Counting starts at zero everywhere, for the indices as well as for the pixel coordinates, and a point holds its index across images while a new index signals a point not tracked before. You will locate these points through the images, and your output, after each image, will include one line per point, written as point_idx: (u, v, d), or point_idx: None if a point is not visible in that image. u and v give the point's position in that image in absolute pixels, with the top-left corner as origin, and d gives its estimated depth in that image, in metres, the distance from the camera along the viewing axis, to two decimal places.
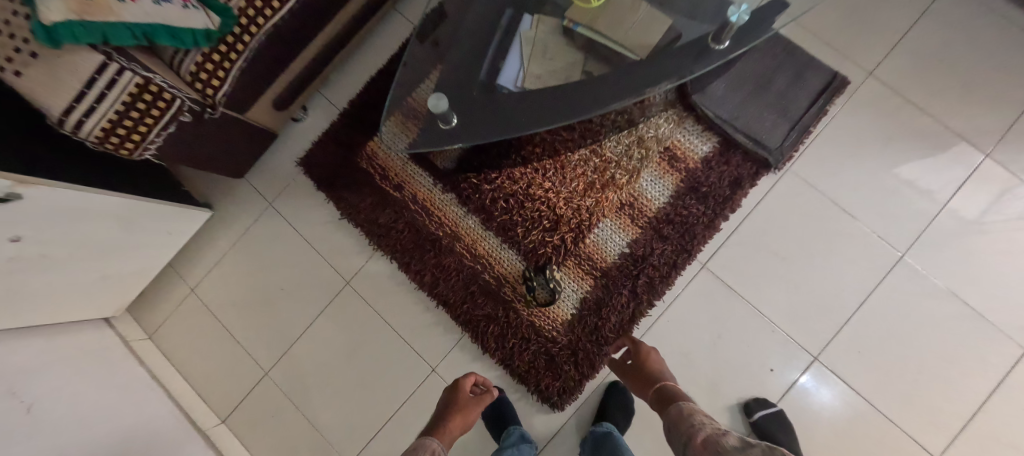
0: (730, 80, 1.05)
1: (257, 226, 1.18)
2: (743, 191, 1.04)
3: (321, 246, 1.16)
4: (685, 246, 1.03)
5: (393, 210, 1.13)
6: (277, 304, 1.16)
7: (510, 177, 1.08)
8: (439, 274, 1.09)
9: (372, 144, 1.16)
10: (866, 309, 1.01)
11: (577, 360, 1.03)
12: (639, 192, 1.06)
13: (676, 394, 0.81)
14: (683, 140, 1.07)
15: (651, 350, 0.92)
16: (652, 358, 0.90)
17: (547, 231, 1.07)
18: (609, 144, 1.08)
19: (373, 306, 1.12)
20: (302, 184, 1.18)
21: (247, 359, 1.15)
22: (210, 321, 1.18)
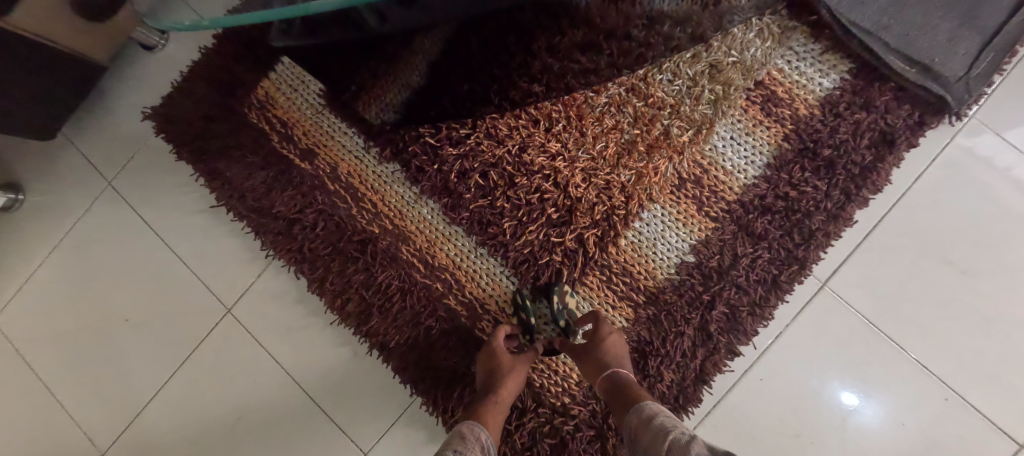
0: None
1: (91, 217, 0.74)
2: (894, 154, 0.60)
3: (187, 249, 0.72)
4: (793, 253, 0.60)
5: (298, 190, 0.68)
6: (118, 343, 0.72)
7: (489, 135, 0.64)
8: (372, 296, 0.65)
9: (267, 82, 0.70)
10: None
11: (603, 447, 0.60)
12: (709, 160, 0.62)
13: (631, 392, 0.48)
14: (788, 68, 0.62)
15: (610, 331, 0.57)
16: (605, 341, 0.55)
17: (553, 226, 0.63)
18: (659, 76, 0.63)
19: (268, 347, 0.69)
20: (158, 148, 0.73)
21: (75, 430, 0.72)
22: (19, 369, 0.74)
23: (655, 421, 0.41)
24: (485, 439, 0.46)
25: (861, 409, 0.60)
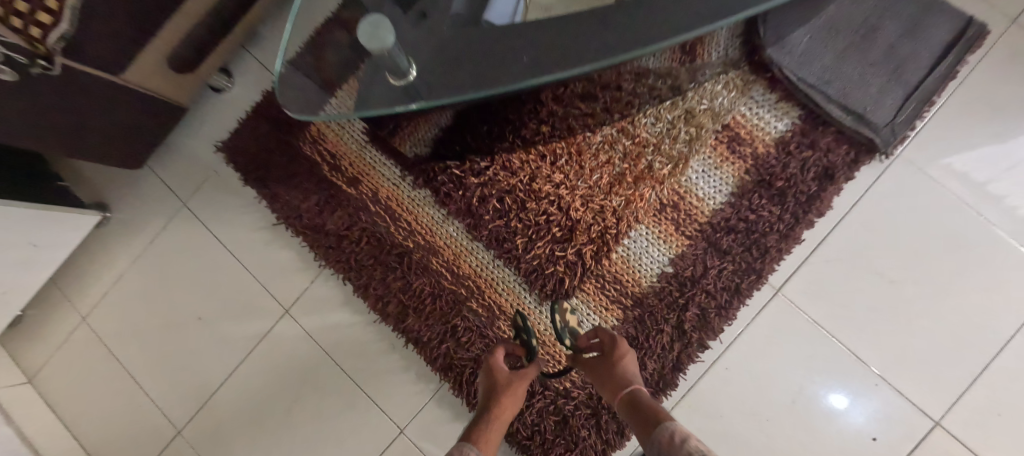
0: (821, 27, 0.74)
1: (169, 232, 0.89)
2: (835, 185, 0.73)
3: (251, 260, 0.86)
4: (752, 265, 0.73)
5: (346, 212, 0.82)
6: (192, 339, 0.86)
7: (504, 166, 0.78)
8: (409, 301, 0.79)
9: (318, 121, 0.85)
10: (1007, 354, 0.72)
11: (598, 422, 0.74)
12: (685, 188, 0.76)
13: (653, 410, 0.54)
14: (749, 114, 0.76)
15: (623, 349, 0.63)
16: (620, 359, 0.61)
17: (557, 243, 0.77)
18: (644, 120, 0.77)
19: (319, 342, 0.83)
20: (226, 175, 0.88)
21: (154, 411, 0.86)
22: (107, 361, 0.88)
23: (684, 445, 0.47)
24: None
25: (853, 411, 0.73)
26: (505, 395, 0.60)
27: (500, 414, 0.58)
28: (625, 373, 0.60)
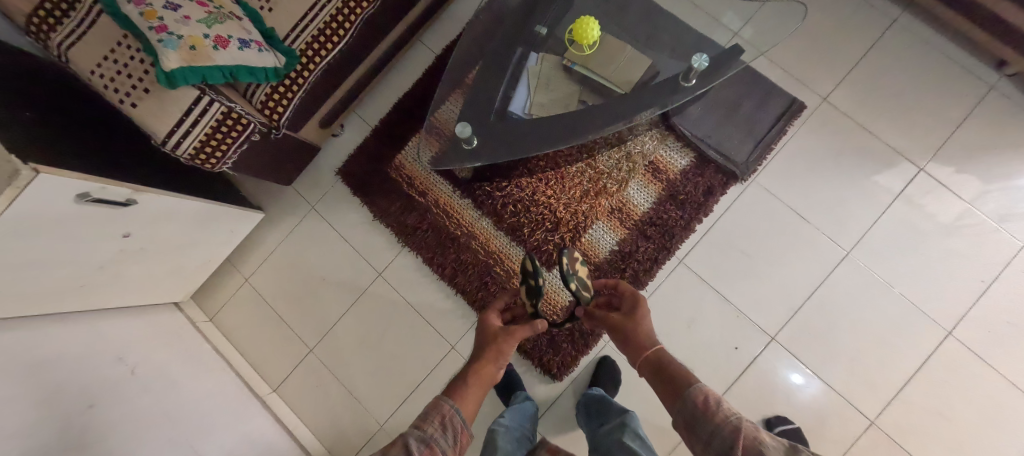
0: (706, 105, 1.25)
1: (303, 225, 1.39)
2: (715, 197, 1.23)
3: (356, 243, 1.36)
4: (666, 245, 1.23)
5: (418, 212, 1.33)
6: (319, 292, 1.36)
7: (517, 185, 1.28)
8: (458, 268, 1.29)
9: (401, 156, 1.36)
10: (818, 298, 1.20)
11: (573, 339, 1.23)
12: (627, 199, 1.26)
13: (682, 374, 0.72)
14: (665, 155, 1.26)
15: (645, 313, 0.84)
16: (643, 320, 0.82)
17: (549, 232, 1.27)
18: (602, 158, 1.27)
19: (401, 294, 1.33)
20: (341, 190, 1.39)
21: (295, 337, 1.36)
22: (263, 306, 1.38)
23: (715, 406, 0.64)
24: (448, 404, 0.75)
25: (804, 384, 1.17)
26: (488, 352, 0.86)
27: (482, 372, 0.83)
28: (644, 334, 0.81)
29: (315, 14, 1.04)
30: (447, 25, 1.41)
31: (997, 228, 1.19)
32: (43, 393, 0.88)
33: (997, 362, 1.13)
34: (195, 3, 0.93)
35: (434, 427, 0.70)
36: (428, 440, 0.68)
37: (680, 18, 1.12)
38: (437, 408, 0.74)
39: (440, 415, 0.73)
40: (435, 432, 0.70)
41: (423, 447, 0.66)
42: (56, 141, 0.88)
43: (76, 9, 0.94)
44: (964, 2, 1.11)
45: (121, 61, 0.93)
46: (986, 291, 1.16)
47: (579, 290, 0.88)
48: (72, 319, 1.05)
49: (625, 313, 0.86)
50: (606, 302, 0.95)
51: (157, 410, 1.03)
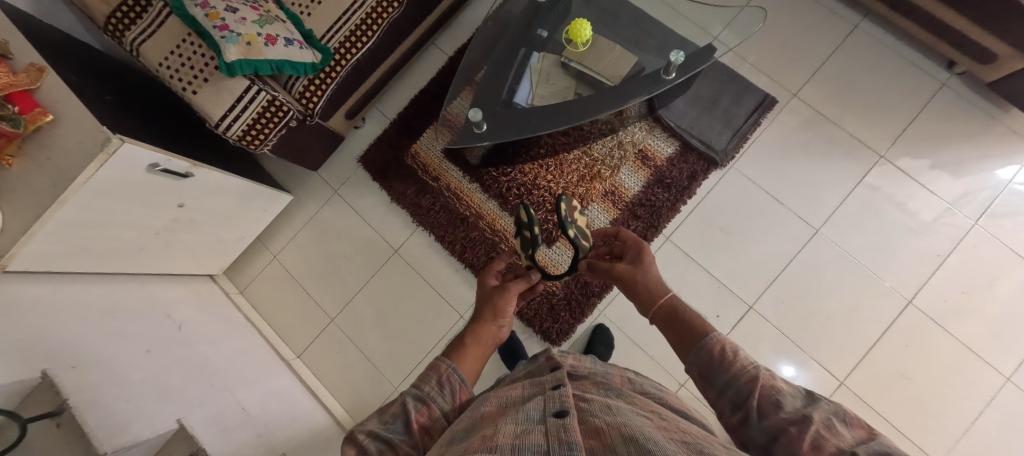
0: (688, 100, 1.42)
1: (327, 208, 1.54)
2: (697, 182, 1.39)
3: (375, 223, 1.51)
4: (653, 223, 1.38)
5: (432, 195, 1.48)
6: (341, 267, 1.51)
7: (521, 171, 1.44)
8: (467, 244, 1.44)
9: (416, 146, 1.52)
10: (790, 271, 1.34)
11: (571, 308, 1.36)
12: (619, 183, 1.41)
13: (698, 325, 0.64)
14: (653, 143, 1.43)
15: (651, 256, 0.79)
16: (650, 265, 0.77)
17: (549, 212, 1.41)
18: (597, 147, 1.43)
19: (415, 269, 1.47)
20: (361, 176, 1.54)
21: (317, 308, 1.49)
22: (289, 281, 1.53)
23: (735, 355, 0.56)
24: (447, 366, 0.66)
25: (794, 377, 1.28)
26: (486, 311, 0.77)
27: (481, 332, 0.74)
28: (655, 282, 0.75)
29: (346, 18, 1.21)
30: (459, 30, 1.58)
31: (952, 210, 1.33)
32: (113, 335, 1.02)
33: (949, 327, 1.27)
34: (249, 7, 1.11)
35: (430, 385, 0.63)
36: (425, 398, 0.61)
37: (666, 23, 1.28)
38: (433, 369, 0.65)
39: (436, 376, 0.64)
40: (432, 391, 0.62)
41: (420, 407, 0.60)
42: (129, 120, 1.03)
43: (148, 11, 1.12)
44: (914, 11, 1.28)
45: (185, 54, 1.10)
46: (942, 264, 1.31)
47: (579, 239, 0.82)
48: (129, 280, 1.20)
49: (631, 261, 0.80)
50: (610, 254, 0.89)
51: (203, 360, 1.16)
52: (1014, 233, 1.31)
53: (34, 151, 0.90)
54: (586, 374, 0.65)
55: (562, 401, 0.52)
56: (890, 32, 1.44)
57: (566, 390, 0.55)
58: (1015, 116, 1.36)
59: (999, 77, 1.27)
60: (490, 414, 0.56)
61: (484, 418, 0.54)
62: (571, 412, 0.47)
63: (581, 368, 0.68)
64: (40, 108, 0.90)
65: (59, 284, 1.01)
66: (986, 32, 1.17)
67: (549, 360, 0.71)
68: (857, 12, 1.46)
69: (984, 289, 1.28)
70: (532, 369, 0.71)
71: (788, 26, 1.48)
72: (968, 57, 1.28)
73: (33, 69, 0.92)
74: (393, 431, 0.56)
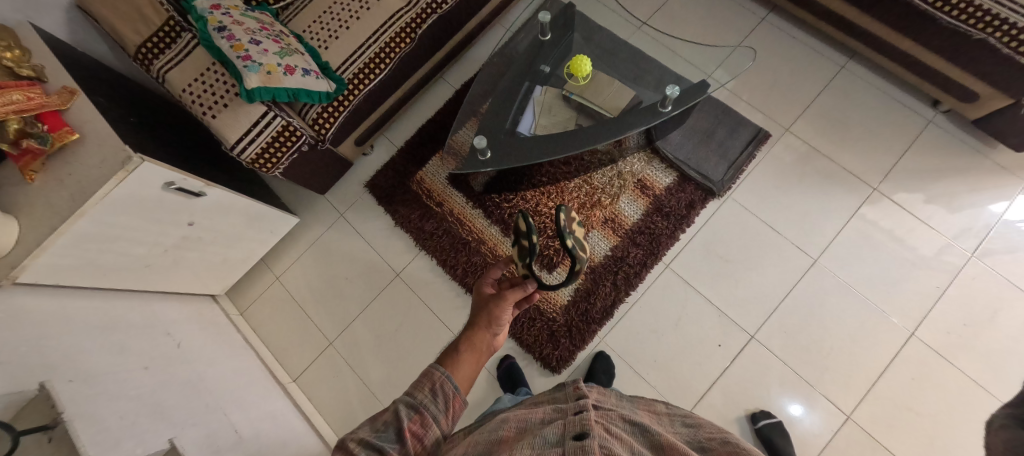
0: (683, 133, 1.50)
1: (331, 231, 1.57)
2: (695, 211, 1.43)
3: (378, 247, 1.53)
4: (653, 251, 1.40)
5: (435, 220, 1.52)
6: (343, 290, 1.51)
7: (522, 198, 1.48)
8: (468, 268, 1.46)
9: (422, 173, 1.57)
10: (790, 300, 1.35)
11: (571, 334, 1.35)
12: (618, 211, 1.45)
13: None
14: (652, 174, 1.48)
15: None
16: None
17: (550, 238, 1.44)
18: (597, 177, 1.49)
19: (416, 293, 1.48)
20: (367, 200, 1.58)
21: (316, 331, 1.49)
22: (289, 303, 1.53)
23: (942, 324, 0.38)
24: (440, 371, 0.66)
25: (802, 416, 1.25)
26: (481, 317, 0.77)
27: (476, 339, 0.74)
28: None
29: (361, 51, 1.29)
30: (465, 66, 1.68)
31: (951, 244, 1.35)
32: (113, 351, 1.01)
33: (954, 360, 1.26)
34: (271, 40, 1.18)
35: (424, 393, 0.64)
36: (418, 406, 0.62)
37: (663, 61, 1.36)
38: (426, 376, 0.66)
39: (430, 383, 0.65)
40: (425, 399, 0.63)
41: (412, 415, 0.61)
42: (149, 140, 1.08)
43: (177, 42, 1.20)
44: (896, 52, 1.36)
45: (208, 82, 1.16)
46: (942, 296, 1.31)
47: (576, 248, 0.82)
48: (133, 297, 1.21)
49: None
50: None
51: (200, 379, 1.15)
52: (1011, 265, 1.32)
53: (57, 167, 0.95)
54: (611, 409, 0.66)
55: (582, 425, 0.53)
56: (875, 73, 1.52)
57: (587, 415, 0.57)
58: (1003, 152, 1.41)
59: (983, 114, 1.32)
60: (508, 438, 0.58)
61: (502, 443, 0.56)
62: (590, 435, 0.49)
63: (607, 404, 0.69)
64: (68, 127, 0.96)
65: (64, 298, 1.02)
66: (967, 73, 1.24)
67: (577, 389, 0.71)
68: (843, 55, 1.55)
69: (986, 321, 1.28)
70: (555, 393, 0.74)
71: (778, 65, 1.57)
72: (952, 97, 1.34)
73: (65, 92, 0.99)
74: (384, 439, 0.57)
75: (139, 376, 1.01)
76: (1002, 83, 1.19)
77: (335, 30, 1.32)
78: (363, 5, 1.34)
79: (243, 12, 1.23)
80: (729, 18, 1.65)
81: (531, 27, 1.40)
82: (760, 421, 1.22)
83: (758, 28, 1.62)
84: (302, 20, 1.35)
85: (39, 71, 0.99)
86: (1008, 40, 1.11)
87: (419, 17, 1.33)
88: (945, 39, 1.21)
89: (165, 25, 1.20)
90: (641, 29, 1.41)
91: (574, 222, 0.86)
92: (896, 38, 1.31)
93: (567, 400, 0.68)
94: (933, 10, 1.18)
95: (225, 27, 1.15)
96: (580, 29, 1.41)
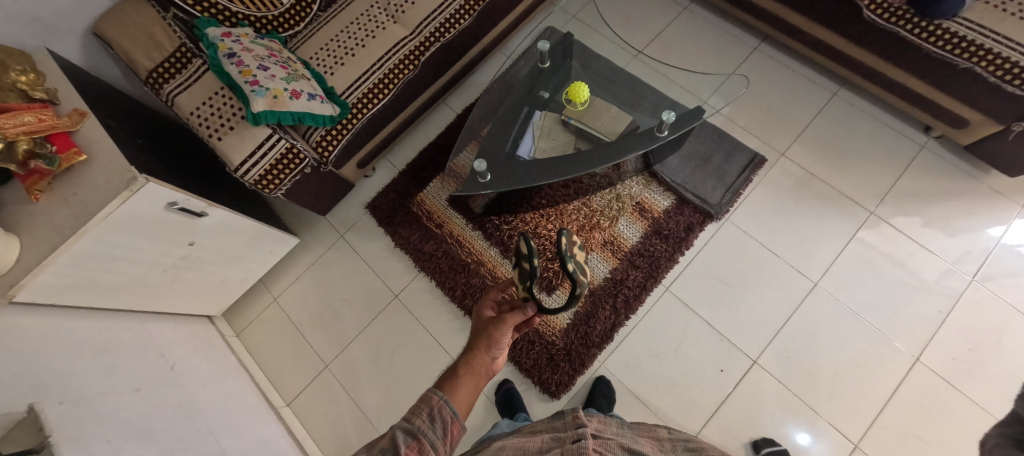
0: (681, 157, 1.52)
1: (331, 252, 1.58)
2: (694, 233, 1.44)
3: (378, 268, 1.53)
4: (652, 273, 1.40)
5: (435, 241, 1.52)
6: (341, 312, 1.50)
7: (522, 220, 1.50)
8: (467, 291, 1.45)
9: (422, 194, 1.59)
10: (792, 325, 1.33)
11: (570, 358, 1.33)
12: (617, 233, 1.46)
13: None
14: (650, 197, 1.50)
15: None
16: None
17: (549, 260, 1.44)
18: (596, 199, 1.50)
19: (414, 315, 1.47)
20: (367, 221, 1.60)
21: (313, 353, 1.47)
22: (286, 325, 1.52)
23: None
24: (437, 397, 0.65)
25: (810, 445, 1.22)
26: (480, 340, 0.76)
27: (476, 363, 0.73)
28: None
29: (366, 77, 1.33)
30: (467, 92, 1.73)
31: (952, 269, 1.35)
32: (105, 371, 1.00)
33: (962, 387, 1.23)
34: (279, 66, 1.22)
35: (421, 418, 0.62)
36: (416, 433, 0.60)
37: (659, 88, 1.39)
38: (425, 401, 0.64)
39: (427, 409, 0.64)
40: (422, 425, 0.62)
41: (410, 442, 0.59)
42: (155, 160, 1.10)
43: (188, 68, 1.24)
44: (886, 80, 1.39)
45: (216, 105, 1.20)
46: (945, 321, 1.30)
47: (575, 271, 0.82)
48: (129, 317, 1.20)
49: None
50: None
51: (191, 403, 1.13)
52: (1012, 290, 1.31)
53: (63, 186, 0.96)
54: (611, 440, 0.65)
55: None
56: (866, 100, 1.56)
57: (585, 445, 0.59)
58: (996, 177, 1.43)
59: (975, 140, 1.35)
60: None
61: None
62: None
63: (607, 434, 0.68)
64: (76, 148, 0.98)
65: (60, 318, 1.01)
66: (955, 100, 1.28)
67: (576, 419, 0.69)
68: (834, 82, 1.59)
69: (991, 347, 1.26)
70: (554, 421, 0.73)
71: (771, 92, 1.61)
72: (942, 123, 1.37)
73: (75, 114, 1.02)
74: None
75: (131, 399, 1.00)
76: (991, 109, 1.22)
77: (341, 57, 1.36)
78: (369, 33, 1.39)
79: (253, 40, 1.27)
80: (722, 47, 1.70)
81: (530, 55, 1.45)
82: (764, 449, 1.19)
83: (751, 57, 1.67)
84: (310, 47, 1.40)
85: (52, 94, 1.02)
86: (998, 72, 1.14)
87: (422, 44, 1.38)
88: (933, 67, 1.24)
89: (177, 52, 1.25)
90: (638, 57, 1.45)
91: (575, 245, 0.86)
92: (884, 66, 1.36)
93: (565, 430, 0.67)
94: (920, 41, 1.21)
95: (235, 53, 1.19)
96: (578, 57, 1.46)
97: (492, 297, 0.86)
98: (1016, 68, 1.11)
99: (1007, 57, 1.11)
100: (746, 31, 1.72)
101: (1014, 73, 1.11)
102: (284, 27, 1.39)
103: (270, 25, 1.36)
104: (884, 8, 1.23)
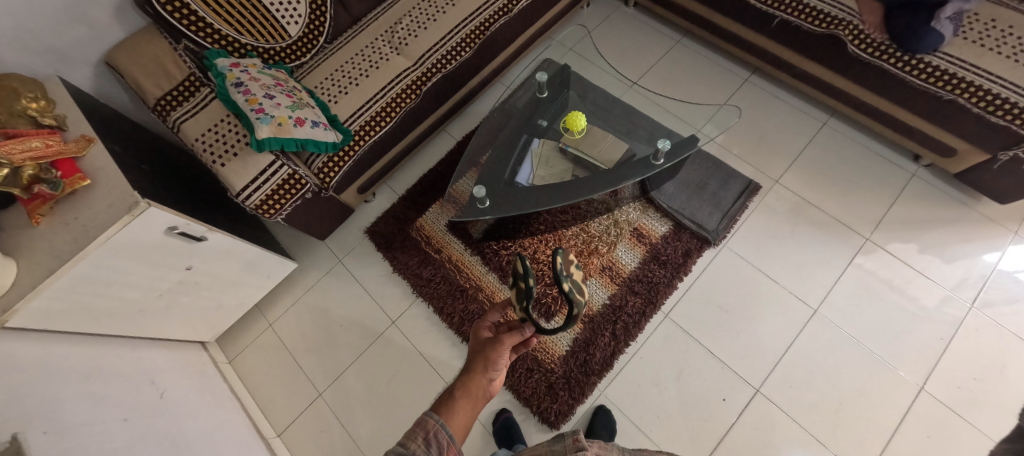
0: (677, 184, 1.55)
1: (329, 277, 1.57)
2: (693, 259, 1.45)
3: (376, 294, 1.52)
4: (650, 299, 1.40)
5: (434, 266, 1.53)
6: (336, 339, 1.48)
7: (521, 245, 1.51)
8: (465, 316, 1.44)
9: (422, 220, 1.61)
10: (794, 352, 1.32)
11: (569, 387, 1.31)
12: (615, 259, 1.47)
13: None
14: (647, 222, 1.52)
15: None
16: None
17: (547, 285, 1.45)
18: (595, 224, 1.52)
19: (411, 341, 1.45)
20: (366, 246, 1.60)
21: (306, 380, 1.44)
22: (280, 352, 1.49)
23: None
24: (432, 421, 0.64)
25: None
26: (477, 362, 0.75)
27: (473, 385, 0.73)
28: None
29: (369, 106, 1.37)
30: (467, 120, 1.78)
31: (951, 295, 1.35)
32: (92, 400, 0.97)
33: (968, 416, 1.21)
34: (285, 94, 1.25)
35: (416, 443, 0.61)
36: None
37: (654, 117, 1.43)
38: (420, 424, 0.63)
39: (423, 432, 0.62)
40: (418, 449, 0.60)
41: None
42: (157, 185, 1.12)
43: (195, 96, 1.27)
44: (874, 111, 1.44)
45: (221, 132, 1.22)
46: (948, 348, 1.29)
47: (573, 291, 0.82)
48: (121, 343, 1.18)
49: None
50: None
51: (179, 433, 1.09)
52: (1012, 316, 1.31)
53: (63, 210, 0.97)
54: None
55: None
56: (855, 129, 1.60)
57: None
58: (988, 204, 1.45)
59: (963, 169, 1.38)
60: None
61: None
62: None
63: None
64: (80, 173, 0.99)
65: (52, 342, 1.00)
66: (941, 129, 1.31)
67: (577, 442, 0.68)
68: (824, 112, 1.64)
69: (995, 374, 1.25)
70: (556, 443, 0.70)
71: (762, 120, 1.65)
72: (930, 151, 1.41)
73: (82, 139, 1.04)
74: None
75: (118, 428, 0.97)
76: (976, 138, 1.26)
77: (345, 86, 1.40)
78: (372, 65, 1.44)
79: (260, 70, 1.31)
80: (714, 78, 1.76)
81: (529, 86, 1.49)
82: None
83: (741, 88, 1.73)
84: (315, 76, 1.44)
85: (61, 121, 1.05)
86: (982, 103, 1.18)
87: (424, 75, 1.43)
88: (918, 98, 1.29)
89: (186, 81, 1.29)
90: (633, 87, 1.50)
91: (573, 266, 0.87)
92: (871, 97, 1.40)
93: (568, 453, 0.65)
94: (903, 74, 1.26)
95: (242, 83, 1.22)
96: (575, 88, 1.51)
97: (489, 319, 0.86)
98: (1005, 102, 1.15)
99: (992, 90, 1.16)
100: (737, 63, 1.78)
101: (1002, 106, 1.15)
102: (291, 57, 1.44)
103: (277, 56, 1.41)
104: (867, 43, 1.28)
